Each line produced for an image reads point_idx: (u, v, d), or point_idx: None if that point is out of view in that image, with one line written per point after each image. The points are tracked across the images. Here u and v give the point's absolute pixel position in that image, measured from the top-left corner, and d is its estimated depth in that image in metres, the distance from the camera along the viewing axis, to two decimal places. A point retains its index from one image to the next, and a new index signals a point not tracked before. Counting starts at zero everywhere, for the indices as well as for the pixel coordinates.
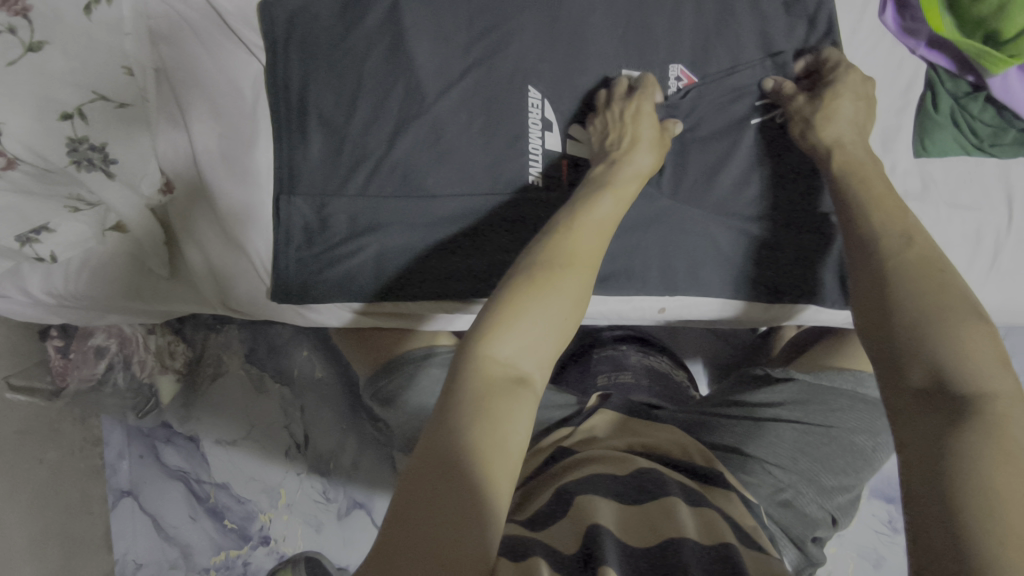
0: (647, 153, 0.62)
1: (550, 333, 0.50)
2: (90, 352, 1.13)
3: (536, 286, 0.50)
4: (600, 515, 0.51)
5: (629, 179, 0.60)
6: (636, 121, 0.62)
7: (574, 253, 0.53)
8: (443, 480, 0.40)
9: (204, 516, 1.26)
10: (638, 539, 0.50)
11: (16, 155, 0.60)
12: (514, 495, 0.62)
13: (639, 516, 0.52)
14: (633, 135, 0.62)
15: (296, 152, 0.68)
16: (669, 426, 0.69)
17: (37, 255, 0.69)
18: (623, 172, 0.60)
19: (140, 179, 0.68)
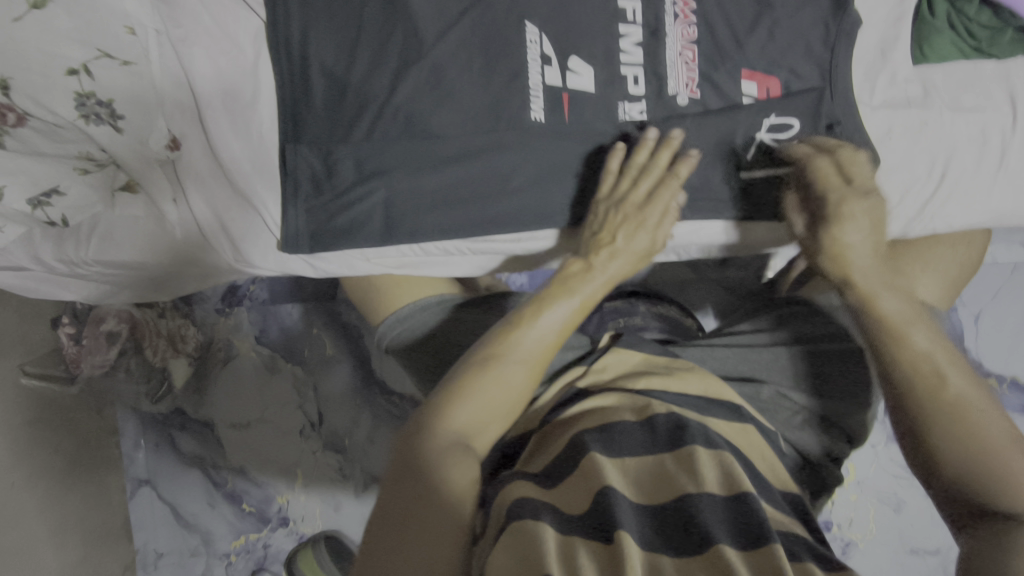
0: (638, 234, 0.61)
1: (498, 403, 0.54)
2: (101, 338, 1.15)
3: (492, 362, 0.55)
4: (608, 472, 0.50)
5: (611, 261, 0.60)
6: (637, 229, 0.61)
7: (535, 332, 0.57)
8: (402, 524, 0.46)
9: (221, 501, 1.27)
10: (652, 497, 0.50)
11: (25, 110, 0.62)
12: (529, 439, 0.62)
13: (655, 471, 0.52)
14: (643, 201, 0.62)
15: (299, 103, 0.69)
16: (685, 359, 0.69)
17: (49, 218, 0.70)
18: (611, 247, 0.61)
19: (148, 135, 0.68)
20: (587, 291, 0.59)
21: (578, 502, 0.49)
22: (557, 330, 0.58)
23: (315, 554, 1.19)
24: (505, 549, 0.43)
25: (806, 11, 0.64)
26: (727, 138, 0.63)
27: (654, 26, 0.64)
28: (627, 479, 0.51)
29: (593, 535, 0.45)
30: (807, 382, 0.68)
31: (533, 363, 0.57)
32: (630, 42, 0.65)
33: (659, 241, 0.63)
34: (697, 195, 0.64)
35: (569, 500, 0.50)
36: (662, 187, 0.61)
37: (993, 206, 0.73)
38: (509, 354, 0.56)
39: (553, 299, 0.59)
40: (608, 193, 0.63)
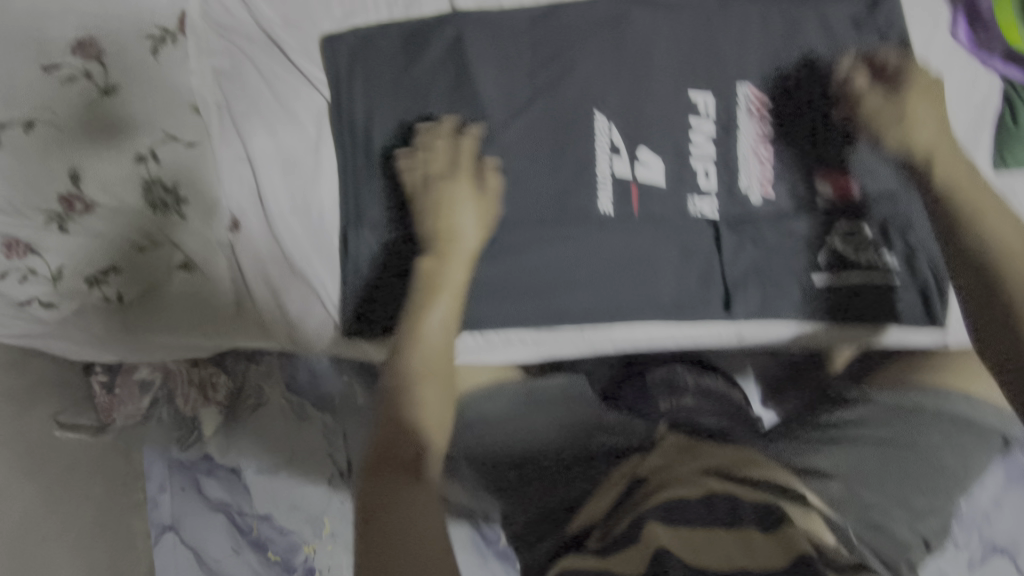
0: (468, 207, 0.62)
1: (437, 354, 0.55)
2: (135, 386, 1.13)
3: (433, 374, 0.54)
4: (662, 537, 0.47)
5: (457, 269, 0.59)
6: (451, 211, 0.61)
7: (433, 333, 0.56)
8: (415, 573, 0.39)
9: (247, 549, 1.25)
10: (709, 558, 0.45)
11: (93, 198, 0.61)
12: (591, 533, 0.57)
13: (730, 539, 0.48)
14: (448, 230, 0.61)
15: (360, 185, 0.68)
16: (739, 448, 0.65)
17: (105, 296, 0.70)
18: (448, 225, 0.61)
19: (211, 215, 0.67)
20: (448, 272, 0.59)
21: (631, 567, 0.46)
22: (444, 324, 0.57)
23: None
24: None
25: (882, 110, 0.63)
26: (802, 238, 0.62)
27: (725, 122, 0.64)
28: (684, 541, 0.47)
29: None
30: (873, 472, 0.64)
31: (443, 364, 0.55)
32: (700, 135, 0.65)
33: (490, 221, 0.63)
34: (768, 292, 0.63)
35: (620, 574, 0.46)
36: (464, 159, 0.63)
37: None
38: (424, 338, 0.56)
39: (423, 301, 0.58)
40: (425, 199, 0.62)
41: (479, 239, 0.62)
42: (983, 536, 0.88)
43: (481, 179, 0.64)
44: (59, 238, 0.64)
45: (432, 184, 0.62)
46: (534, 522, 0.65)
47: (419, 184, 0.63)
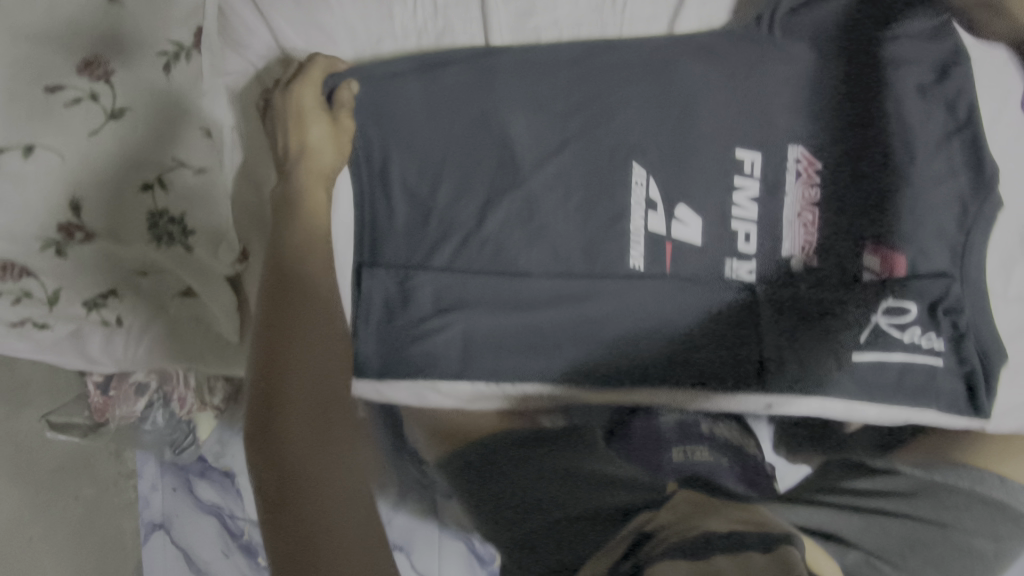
0: (316, 128, 0.58)
1: (320, 270, 0.53)
2: (131, 389, 1.09)
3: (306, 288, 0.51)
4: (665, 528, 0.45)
5: (318, 188, 0.58)
6: (301, 123, 0.58)
7: (303, 242, 0.54)
8: (316, 443, 0.44)
9: (237, 553, 1.22)
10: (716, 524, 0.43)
11: (93, 228, 0.58)
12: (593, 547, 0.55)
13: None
14: (299, 136, 0.58)
15: (377, 218, 0.64)
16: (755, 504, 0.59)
17: (103, 319, 0.66)
18: (304, 145, 0.58)
19: (220, 244, 0.61)
20: (304, 193, 0.56)
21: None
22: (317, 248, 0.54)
23: None
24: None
25: (943, 185, 0.58)
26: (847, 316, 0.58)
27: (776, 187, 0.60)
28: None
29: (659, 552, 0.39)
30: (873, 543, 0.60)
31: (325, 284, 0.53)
32: (744, 197, 0.61)
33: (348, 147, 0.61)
34: (805, 367, 0.60)
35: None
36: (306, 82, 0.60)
37: None
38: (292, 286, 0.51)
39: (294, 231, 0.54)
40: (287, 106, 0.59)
41: (332, 154, 0.59)
42: None
43: (337, 108, 0.60)
44: (58, 265, 0.60)
45: (280, 89, 0.60)
46: None
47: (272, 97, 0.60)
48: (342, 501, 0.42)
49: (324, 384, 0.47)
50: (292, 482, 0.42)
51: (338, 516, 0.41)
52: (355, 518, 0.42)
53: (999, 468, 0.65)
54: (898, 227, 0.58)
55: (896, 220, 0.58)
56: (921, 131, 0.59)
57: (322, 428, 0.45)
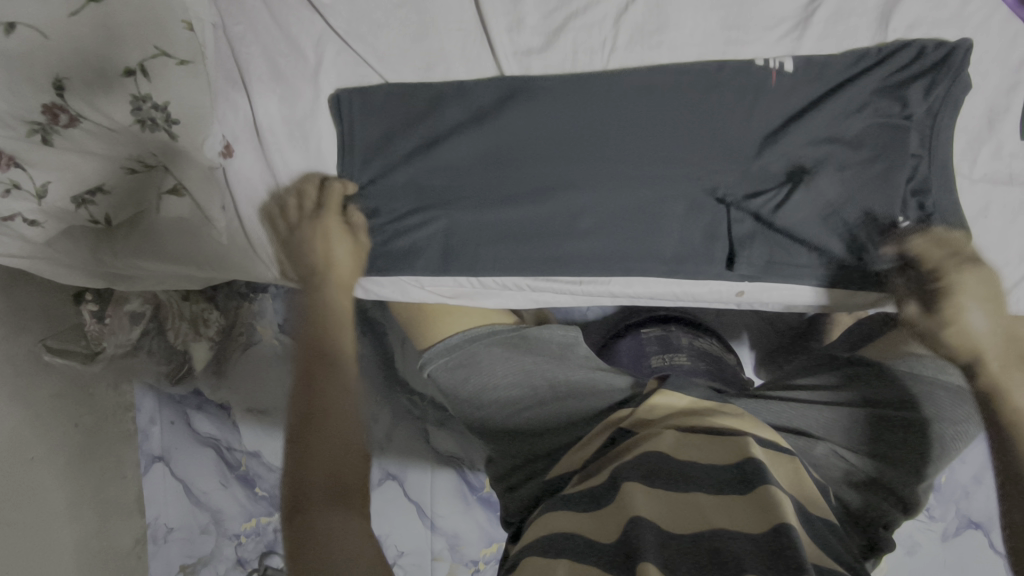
0: (338, 240, 0.65)
1: (345, 349, 0.57)
2: (125, 318, 1.11)
3: (342, 357, 0.56)
4: (643, 508, 0.49)
5: (342, 255, 0.65)
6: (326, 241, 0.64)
7: (337, 324, 0.59)
8: (332, 470, 0.47)
9: (234, 483, 1.26)
10: (686, 527, 0.47)
11: (78, 111, 0.59)
12: (577, 476, 0.59)
13: (707, 511, 0.48)
14: (324, 252, 0.64)
15: (357, 117, 0.65)
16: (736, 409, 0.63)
17: (92, 217, 0.68)
18: (331, 233, 0.65)
19: (202, 138, 0.64)
20: (336, 292, 0.62)
21: (615, 527, 0.49)
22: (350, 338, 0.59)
23: None
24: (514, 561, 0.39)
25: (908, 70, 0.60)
26: (818, 205, 0.59)
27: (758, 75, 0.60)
28: (665, 507, 0.49)
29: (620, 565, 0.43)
30: (844, 437, 0.62)
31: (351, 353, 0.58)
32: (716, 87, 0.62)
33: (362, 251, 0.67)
34: (772, 253, 0.62)
35: (603, 530, 0.49)
36: (329, 203, 0.65)
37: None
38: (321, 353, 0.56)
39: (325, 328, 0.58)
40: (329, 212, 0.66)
41: (353, 266, 0.65)
42: (959, 510, 0.90)
43: (353, 229, 0.66)
44: (45, 153, 0.61)
45: (303, 215, 0.66)
46: (518, 466, 0.65)
47: (295, 225, 0.67)
48: (346, 539, 0.42)
49: (345, 413, 0.51)
50: (307, 493, 0.45)
51: (338, 536, 0.42)
52: (357, 550, 0.41)
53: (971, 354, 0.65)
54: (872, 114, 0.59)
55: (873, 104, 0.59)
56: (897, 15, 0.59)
57: (337, 455, 0.48)
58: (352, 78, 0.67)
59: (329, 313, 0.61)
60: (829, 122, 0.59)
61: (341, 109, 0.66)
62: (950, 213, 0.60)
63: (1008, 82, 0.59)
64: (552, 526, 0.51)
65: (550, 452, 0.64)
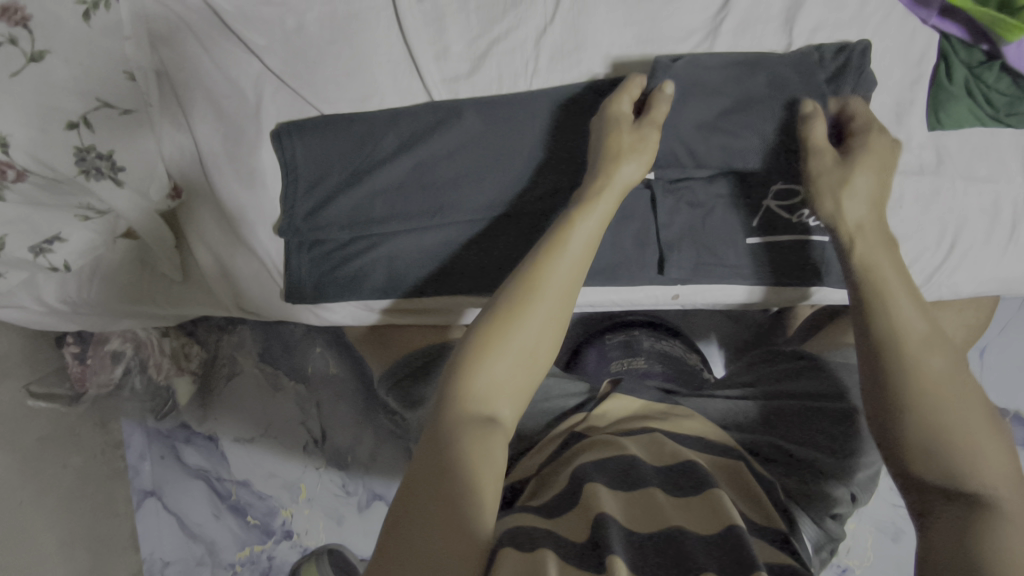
0: (558, 279, 0.52)
1: (524, 361, 0.50)
2: (106, 357, 1.15)
3: (488, 345, 0.49)
4: (602, 505, 0.51)
5: (548, 292, 0.51)
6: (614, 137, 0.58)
7: (511, 346, 0.49)
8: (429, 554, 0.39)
9: (226, 514, 1.28)
10: (644, 525, 0.50)
11: (25, 167, 0.61)
12: (528, 484, 0.62)
13: (670, 510, 0.51)
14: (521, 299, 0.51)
15: (296, 152, 0.68)
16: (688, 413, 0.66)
17: (51, 264, 0.70)
18: (548, 271, 0.52)
19: (150, 184, 0.67)
20: (540, 309, 0.50)
21: (578, 527, 0.49)
22: (543, 329, 0.50)
23: (319, 565, 1.19)
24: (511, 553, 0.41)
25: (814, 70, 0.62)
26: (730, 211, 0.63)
27: (685, 83, 0.60)
28: (625, 509, 0.51)
29: (585, 562, 0.45)
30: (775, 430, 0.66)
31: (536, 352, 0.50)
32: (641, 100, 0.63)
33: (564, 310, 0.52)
34: (700, 257, 0.64)
35: (566, 529, 0.49)
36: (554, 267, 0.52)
37: (992, 281, 0.65)
38: (545, 288, 0.51)
39: (559, 263, 0.53)
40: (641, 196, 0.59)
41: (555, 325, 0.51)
42: None
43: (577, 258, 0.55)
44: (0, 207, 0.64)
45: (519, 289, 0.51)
46: None
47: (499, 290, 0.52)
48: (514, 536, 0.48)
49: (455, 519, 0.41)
50: None
51: None
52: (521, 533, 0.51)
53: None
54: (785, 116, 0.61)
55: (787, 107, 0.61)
56: (804, 20, 0.61)
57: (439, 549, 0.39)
58: (293, 114, 0.70)
59: (503, 342, 0.49)
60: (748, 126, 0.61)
61: (282, 142, 0.68)
62: None
63: (912, 77, 0.62)
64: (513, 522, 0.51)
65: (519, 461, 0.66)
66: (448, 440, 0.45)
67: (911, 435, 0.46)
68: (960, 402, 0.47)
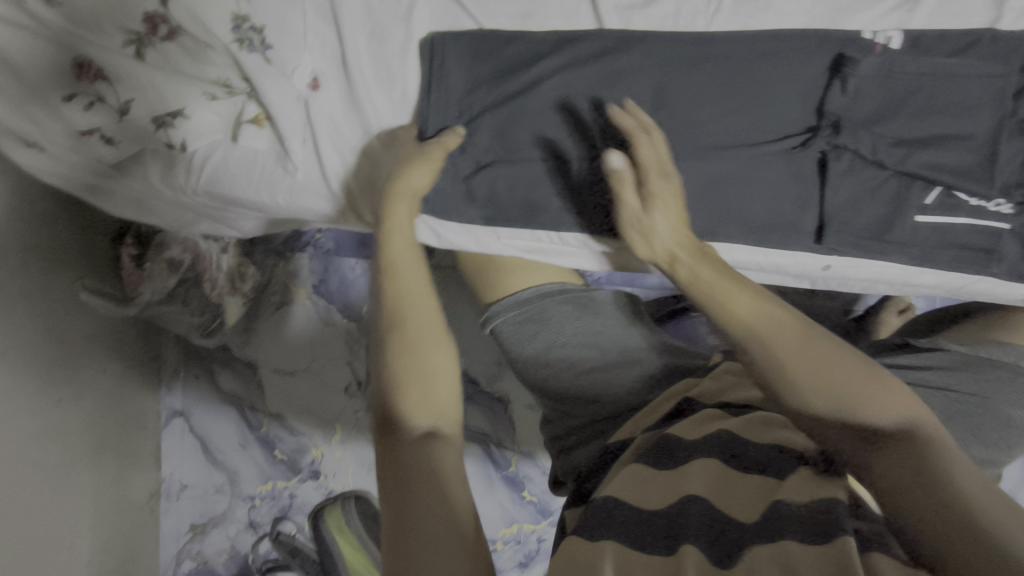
0: (409, 283, 0.54)
1: (437, 377, 0.49)
2: (164, 265, 1.08)
3: (402, 373, 0.48)
4: (701, 479, 0.47)
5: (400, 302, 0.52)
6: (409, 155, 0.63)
7: (416, 369, 0.49)
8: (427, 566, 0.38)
9: (253, 445, 1.24)
10: (741, 506, 0.45)
11: (178, 23, 0.58)
12: (635, 439, 0.60)
13: (760, 487, 0.46)
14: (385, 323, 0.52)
15: (444, 64, 0.64)
16: None
17: (169, 141, 0.66)
18: (393, 288, 0.53)
19: (292, 70, 0.64)
20: (390, 322, 0.51)
21: (664, 495, 0.47)
22: (410, 345, 0.50)
23: (343, 509, 1.19)
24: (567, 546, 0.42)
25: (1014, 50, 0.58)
26: (898, 187, 0.60)
27: (877, 47, 0.58)
28: (729, 484, 0.47)
29: (661, 540, 0.42)
30: None
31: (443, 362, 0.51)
32: (829, 58, 0.59)
33: (429, 309, 0.53)
34: (861, 232, 0.61)
35: (645, 497, 0.47)
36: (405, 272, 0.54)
37: None
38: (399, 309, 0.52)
39: (401, 271, 0.54)
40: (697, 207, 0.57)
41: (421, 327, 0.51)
42: None
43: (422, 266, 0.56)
44: (136, 69, 0.60)
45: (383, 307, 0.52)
46: (577, 428, 0.69)
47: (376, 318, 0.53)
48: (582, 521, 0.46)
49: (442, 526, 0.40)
50: None
51: None
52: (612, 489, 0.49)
53: None
54: (988, 95, 0.57)
55: (992, 87, 0.57)
56: None
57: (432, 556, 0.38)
58: (446, 22, 0.65)
59: (410, 367, 0.49)
60: (940, 100, 0.58)
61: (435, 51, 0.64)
62: None
63: None
64: (608, 489, 0.49)
65: (628, 421, 0.64)
66: (409, 473, 0.43)
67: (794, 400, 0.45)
68: (811, 347, 0.46)
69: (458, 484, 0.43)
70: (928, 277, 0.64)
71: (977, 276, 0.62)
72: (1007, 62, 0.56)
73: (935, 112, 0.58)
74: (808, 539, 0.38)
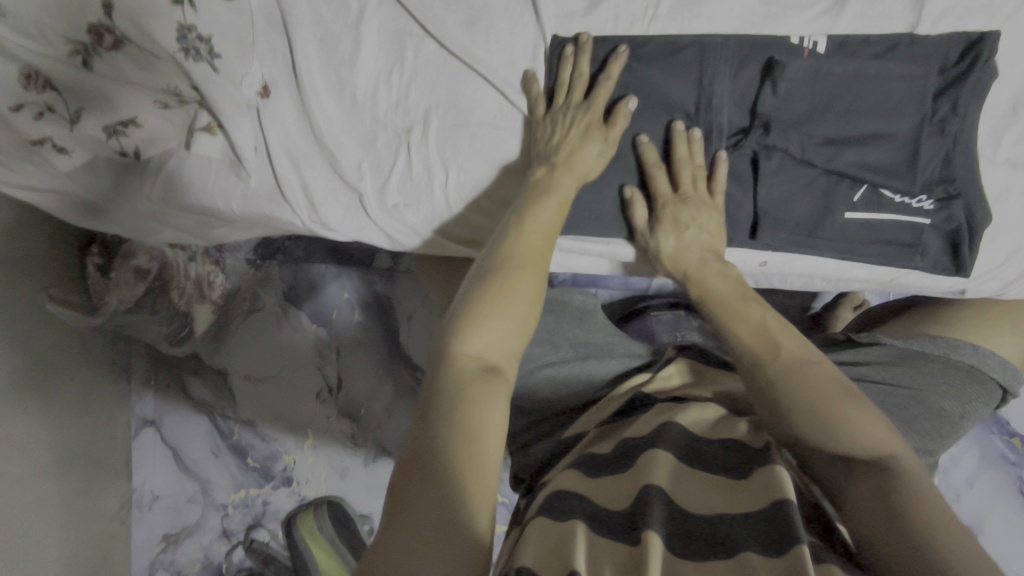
0: (534, 234, 0.56)
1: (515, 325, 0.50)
2: (130, 273, 1.09)
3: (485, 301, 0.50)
4: (652, 472, 0.48)
5: (519, 250, 0.54)
6: None
7: (502, 302, 0.50)
8: (427, 536, 0.38)
9: (225, 453, 1.24)
10: (697, 506, 0.45)
11: (123, 33, 0.59)
12: (589, 433, 0.60)
13: (712, 485, 0.47)
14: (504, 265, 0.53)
15: (392, 72, 0.67)
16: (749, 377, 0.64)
17: (121, 149, 0.67)
18: (513, 243, 0.55)
19: (242, 78, 0.65)
20: (492, 266, 0.52)
21: (621, 495, 0.47)
22: (508, 292, 0.51)
23: (316, 515, 1.17)
24: (536, 534, 0.43)
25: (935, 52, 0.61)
26: (828, 186, 0.63)
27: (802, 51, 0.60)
28: (683, 481, 0.47)
29: (619, 538, 0.42)
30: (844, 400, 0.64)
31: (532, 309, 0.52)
32: (759, 62, 0.61)
33: (538, 274, 0.53)
34: (795, 228, 0.64)
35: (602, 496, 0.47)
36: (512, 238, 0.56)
37: None
38: (518, 262, 0.53)
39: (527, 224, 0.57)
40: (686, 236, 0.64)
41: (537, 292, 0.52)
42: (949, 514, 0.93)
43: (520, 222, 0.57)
44: (86, 77, 0.62)
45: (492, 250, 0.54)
46: (533, 425, 0.70)
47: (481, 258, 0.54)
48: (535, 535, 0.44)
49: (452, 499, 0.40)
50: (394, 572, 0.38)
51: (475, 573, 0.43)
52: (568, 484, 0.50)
53: (975, 337, 0.68)
54: (911, 94, 0.59)
55: (915, 87, 0.59)
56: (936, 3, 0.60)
57: (440, 522, 0.39)
58: (394, 31, 0.66)
59: (495, 294, 0.50)
60: (866, 102, 0.60)
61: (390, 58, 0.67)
62: (973, 200, 0.61)
63: None
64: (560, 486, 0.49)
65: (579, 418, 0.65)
66: (450, 405, 0.44)
67: (787, 402, 0.51)
68: (823, 381, 0.52)
69: (497, 445, 0.44)
70: (861, 271, 0.67)
71: (904, 270, 0.66)
72: (927, 64, 0.59)
73: (862, 113, 0.60)
74: (770, 552, 0.39)
